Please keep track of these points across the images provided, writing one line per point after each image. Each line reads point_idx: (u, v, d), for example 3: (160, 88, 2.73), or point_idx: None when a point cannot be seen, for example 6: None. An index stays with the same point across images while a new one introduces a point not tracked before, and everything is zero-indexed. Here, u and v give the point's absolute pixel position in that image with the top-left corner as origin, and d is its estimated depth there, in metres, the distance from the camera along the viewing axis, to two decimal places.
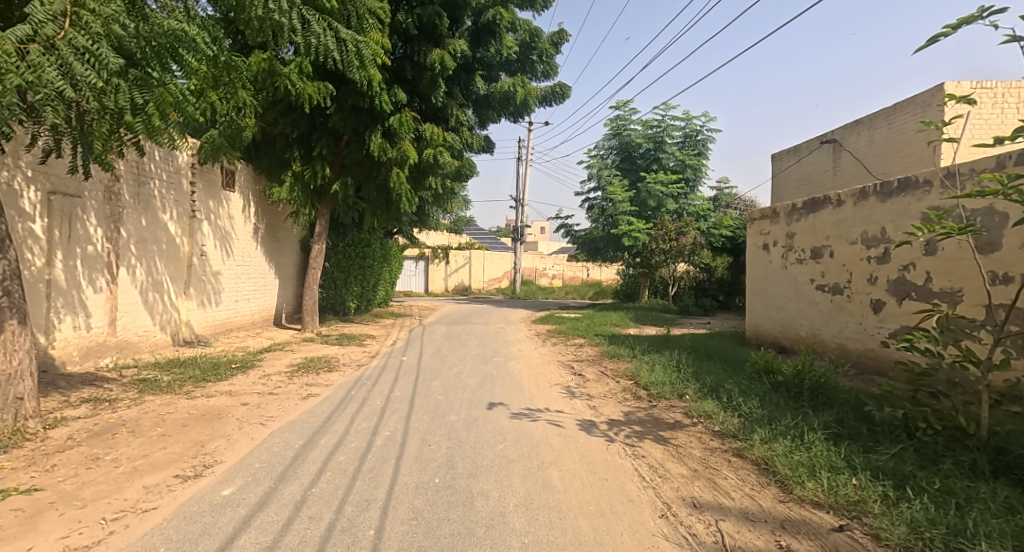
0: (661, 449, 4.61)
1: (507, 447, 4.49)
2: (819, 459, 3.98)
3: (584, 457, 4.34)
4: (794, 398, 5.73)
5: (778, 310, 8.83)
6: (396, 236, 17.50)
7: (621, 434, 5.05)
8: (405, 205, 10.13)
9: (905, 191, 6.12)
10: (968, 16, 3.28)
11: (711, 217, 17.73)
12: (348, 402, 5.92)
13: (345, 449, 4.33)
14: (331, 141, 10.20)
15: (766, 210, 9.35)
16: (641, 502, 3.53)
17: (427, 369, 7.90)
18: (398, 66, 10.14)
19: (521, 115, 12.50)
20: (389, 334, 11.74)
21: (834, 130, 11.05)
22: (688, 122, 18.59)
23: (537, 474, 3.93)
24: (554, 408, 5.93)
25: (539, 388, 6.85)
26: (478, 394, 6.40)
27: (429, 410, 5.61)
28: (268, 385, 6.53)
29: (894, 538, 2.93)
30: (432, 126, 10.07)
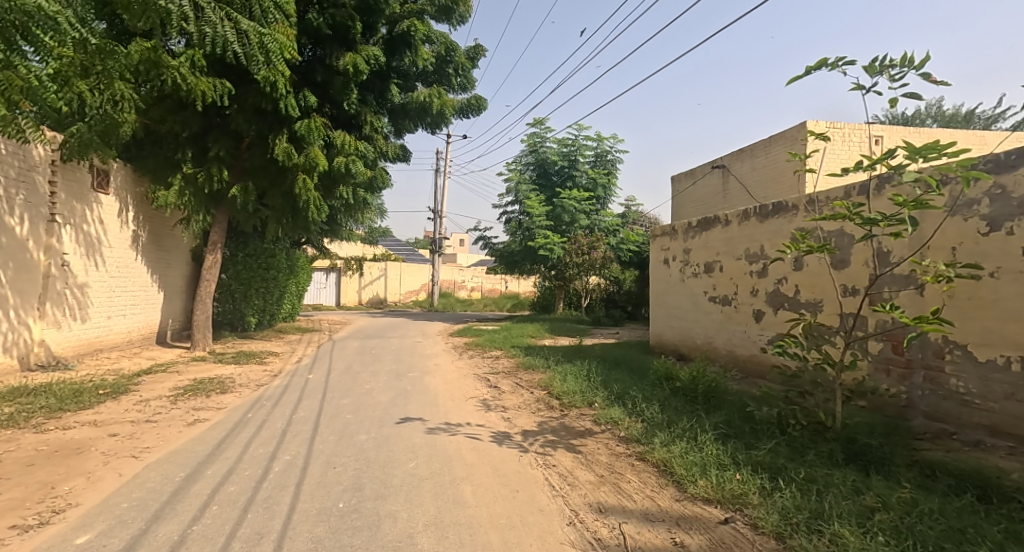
0: (571, 457, 4.84)
1: (419, 465, 4.50)
2: (709, 458, 4.37)
3: (496, 470, 4.45)
4: (690, 401, 6.22)
5: (678, 320, 9.49)
6: (303, 247, 16.84)
7: (533, 444, 5.23)
8: (312, 215, 9.70)
9: (778, 213, 6.89)
10: (827, 61, 3.94)
11: (620, 232, 18.64)
12: (242, 426, 5.63)
13: (235, 479, 4.13)
14: (230, 143, 9.72)
15: (666, 227, 10.06)
16: (551, 511, 3.69)
17: (336, 387, 7.68)
18: (308, 69, 9.93)
19: (438, 126, 12.53)
20: (295, 351, 11.25)
21: (723, 156, 12.12)
22: (600, 143, 19.50)
23: (450, 491, 3.98)
24: (468, 422, 5.99)
25: (455, 402, 6.90)
26: (390, 411, 6.35)
27: (336, 430, 5.49)
28: (145, 412, 6.06)
29: (769, 526, 3.26)
30: (343, 133, 9.80)
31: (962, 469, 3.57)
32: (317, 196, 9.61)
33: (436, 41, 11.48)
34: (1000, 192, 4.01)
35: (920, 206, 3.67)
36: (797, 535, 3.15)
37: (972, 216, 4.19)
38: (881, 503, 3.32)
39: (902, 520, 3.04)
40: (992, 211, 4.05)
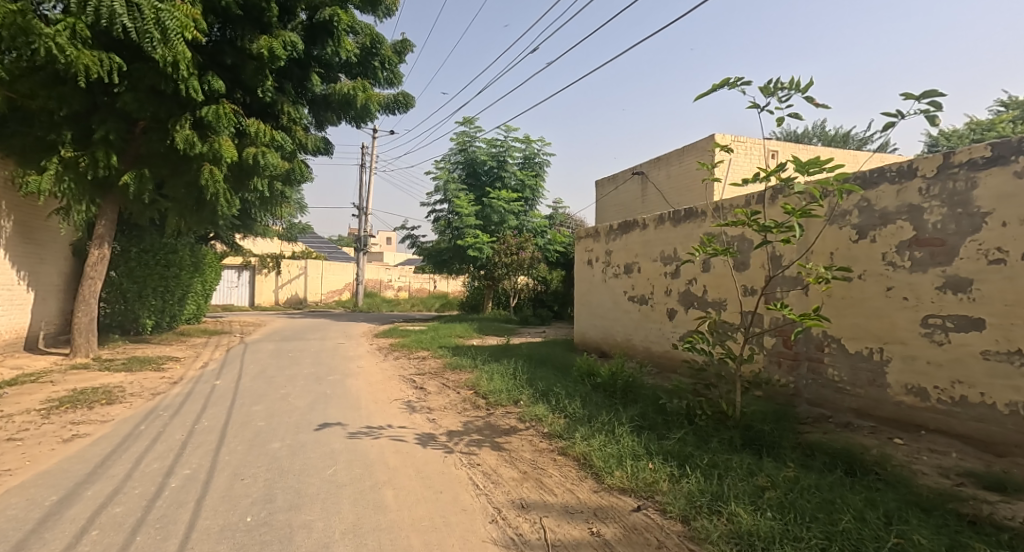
0: (495, 456, 4.94)
1: (337, 472, 4.44)
2: (625, 450, 4.62)
3: (419, 472, 4.48)
4: (609, 396, 6.54)
5: (600, 319, 9.88)
6: (204, 239, 15.96)
7: (458, 444, 5.30)
8: (221, 208, 9.19)
9: (690, 218, 7.38)
10: (728, 80, 4.30)
11: (547, 234, 19.06)
12: (133, 440, 5.26)
13: (123, 498, 3.86)
14: (120, 124, 8.91)
15: (589, 229, 10.44)
16: (474, 510, 3.76)
17: (248, 393, 7.35)
18: (216, 50, 9.34)
19: (362, 121, 12.26)
20: (199, 356, 10.57)
21: (642, 163, 12.75)
22: (529, 145, 19.82)
23: (370, 496, 3.96)
24: (391, 424, 5.96)
25: (378, 404, 6.83)
26: (307, 417, 6.19)
27: (245, 439, 5.28)
28: (10, 430, 5.51)
29: (676, 510, 3.46)
30: (256, 122, 9.27)
31: (836, 448, 4.03)
32: (225, 189, 9.09)
33: (360, 31, 11.19)
34: (866, 205, 4.59)
35: (805, 213, 4.10)
36: (699, 516, 3.37)
37: (845, 225, 4.76)
38: (771, 482, 3.63)
39: (787, 496, 3.35)
40: (860, 221, 4.63)
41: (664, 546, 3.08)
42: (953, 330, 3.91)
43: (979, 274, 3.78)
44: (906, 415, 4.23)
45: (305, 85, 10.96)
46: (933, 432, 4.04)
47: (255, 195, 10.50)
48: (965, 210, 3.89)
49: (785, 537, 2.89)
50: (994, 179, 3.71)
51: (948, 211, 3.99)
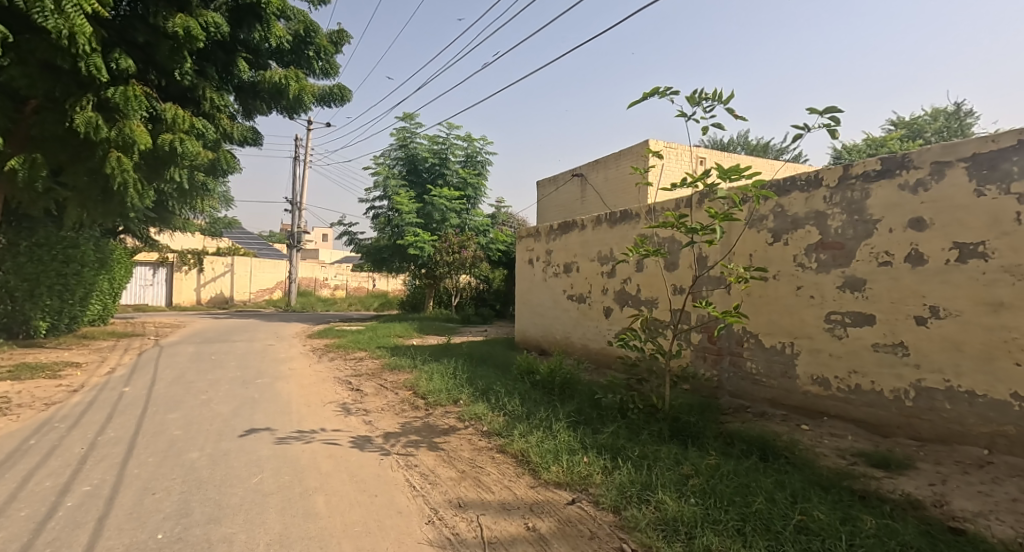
0: (433, 456, 4.90)
1: (263, 480, 4.27)
2: (561, 445, 4.71)
3: (353, 476, 4.38)
4: (547, 393, 6.68)
5: (540, 318, 10.04)
6: (111, 234, 14.86)
7: (396, 446, 5.24)
8: (131, 202, 8.06)
9: (625, 220, 7.67)
10: (659, 90, 4.51)
11: (489, 232, 19.11)
12: (23, 457, 4.82)
13: (9, 522, 3.52)
14: (6, 103, 7.59)
15: (530, 229, 10.57)
16: (410, 512, 3.71)
17: (162, 400, 6.93)
18: (125, 25, 8.27)
19: (295, 111, 11.83)
20: (105, 361, 9.81)
21: (581, 165, 13.06)
22: (470, 143, 19.81)
23: (299, 504, 3.84)
24: (324, 428, 5.82)
25: (310, 408, 6.64)
26: (230, 424, 5.92)
27: (159, 451, 4.98)
28: None
29: (607, 502, 3.56)
30: (175, 107, 8.46)
31: (752, 436, 4.33)
32: (136, 181, 7.90)
33: (292, 17, 10.83)
34: (780, 210, 4.96)
35: (727, 218, 4.37)
36: (629, 507, 3.49)
37: (762, 229, 5.11)
38: (694, 470, 3.84)
39: (708, 483, 3.57)
40: (775, 225, 4.99)
41: (595, 536, 3.18)
42: (851, 325, 4.34)
43: (872, 274, 4.21)
44: (811, 403, 4.64)
45: (230, 71, 10.41)
46: (834, 417, 4.46)
47: (172, 186, 9.72)
48: (861, 217, 4.30)
49: (706, 522, 3.09)
50: (885, 190, 4.14)
51: (847, 218, 4.40)
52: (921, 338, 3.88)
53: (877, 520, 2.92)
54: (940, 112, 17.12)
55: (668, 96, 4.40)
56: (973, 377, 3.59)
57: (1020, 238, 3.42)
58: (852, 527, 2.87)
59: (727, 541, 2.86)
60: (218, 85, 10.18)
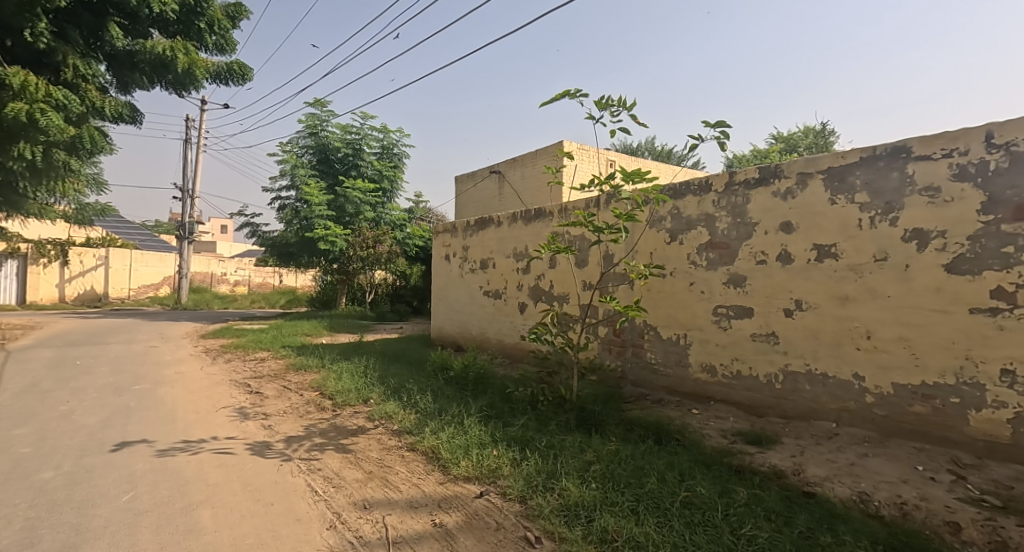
0: (339, 458, 4.74)
1: (136, 497, 3.90)
2: (472, 439, 4.73)
3: (247, 486, 4.12)
4: (461, 389, 6.73)
5: (456, 314, 10.08)
6: None
7: (298, 450, 4.99)
8: None
9: (539, 218, 7.91)
10: (569, 92, 4.64)
11: (406, 227, 18.84)
12: None
13: None
14: None
15: (446, 225, 10.55)
16: (310, 519, 3.59)
17: (10, 415, 6.14)
18: None
19: (183, 86, 11.09)
20: None
21: (499, 163, 13.23)
22: (386, 135, 19.34)
23: (180, 520, 3.57)
24: (216, 436, 5.45)
25: (199, 415, 6.22)
26: (99, 437, 5.38)
27: (4, 472, 4.42)
28: None
29: (514, 491, 3.68)
30: (24, 73, 7.69)
31: (649, 422, 4.68)
32: None
33: None
34: (676, 212, 5.36)
35: (630, 219, 4.67)
36: (534, 495, 3.63)
37: (661, 229, 5.50)
38: (597, 456, 4.08)
39: (608, 468, 3.82)
40: (672, 226, 5.39)
41: (501, 527, 3.29)
42: (734, 318, 4.81)
43: (750, 272, 4.69)
44: (701, 389, 5.08)
45: (98, 36, 9.61)
46: (719, 401, 4.92)
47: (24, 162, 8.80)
48: (743, 220, 4.77)
49: (604, 504, 3.32)
50: (761, 197, 4.63)
51: (732, 220, 4.85)
52: (789, 328, 4.41)
53: (747, 491, 3.30)
54: (811, 128, 19.06)
55: (578, 98, 4.53)
56: (827, 360, 4.16)
57: (862, 240, 3.99)
58: (727, 499, 3.23)
59: (622, 520, 3.10)
60: (86, 52, 9.33)
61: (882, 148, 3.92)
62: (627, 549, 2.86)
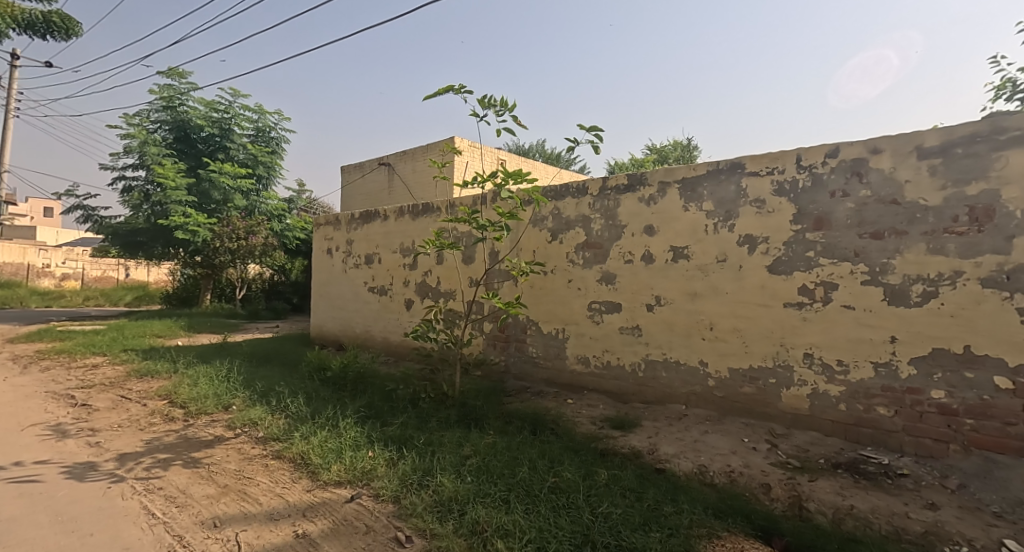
0: (187, 473, 4.29)
1: None
2: (346, 441, 4.56)
3: (57, 516, 3.55)
4: (339, 390, 6.47)
5: (339, 311, 9.70)
6: None
7: (134, 469, 4.40)
8: None
9: (427, 213, 7.89)
10: (452, 87, 4.60)
11: (284, 218, 17.77)
12: None
13: None
14: None
15: (328, 216, 10.06)
16: (142, 546, 3.22)
17: None
18: None
19: None
20: None
21: (388, 155, 12.92)
22: (260, 117, 17.84)
23: None
24: (28, 459, 4.63)
25: (3, 435, 5.28)
26: None
27: None
28: None
29: (387, 492, 3.65)
30: None
31: (526, 414, 4.89)
32: None
33: None
34: (557, 213, 5.63)
35: (512, 216, 4.80)
36: (407, 495, 3.63)
37: (543, 228, 5.74)
38: (474, 450, 4.19)
39: (483, 461, 3.95)
40: (553, 225, 5.66)
41: (370, 530, 3.26)
42: (605, 312, 5.17)
43: (620, 270, 5.08)
44: (576, 380, 5.41)
45: None
46: (591, 390, 5.28)
47: None
48: (614, 222, 5.14)
49: (477, 497, 3.43)
50: (629, 201, 5.03)
51: (605, 222, 5.21)
52: (651, 321, 4.84)
53: (607, 472, 3.61)
54: (679, 143, 20.87)
55: (462, 95, 4.52)
56: (679, 350, 4.65)
57: (708, 244, 4.51)
58: (590, 481, 3.50)
59: (493, 511, 3.22)
60: None
61: (723, 163, 4.44)
62: (496, 537, 2.98)
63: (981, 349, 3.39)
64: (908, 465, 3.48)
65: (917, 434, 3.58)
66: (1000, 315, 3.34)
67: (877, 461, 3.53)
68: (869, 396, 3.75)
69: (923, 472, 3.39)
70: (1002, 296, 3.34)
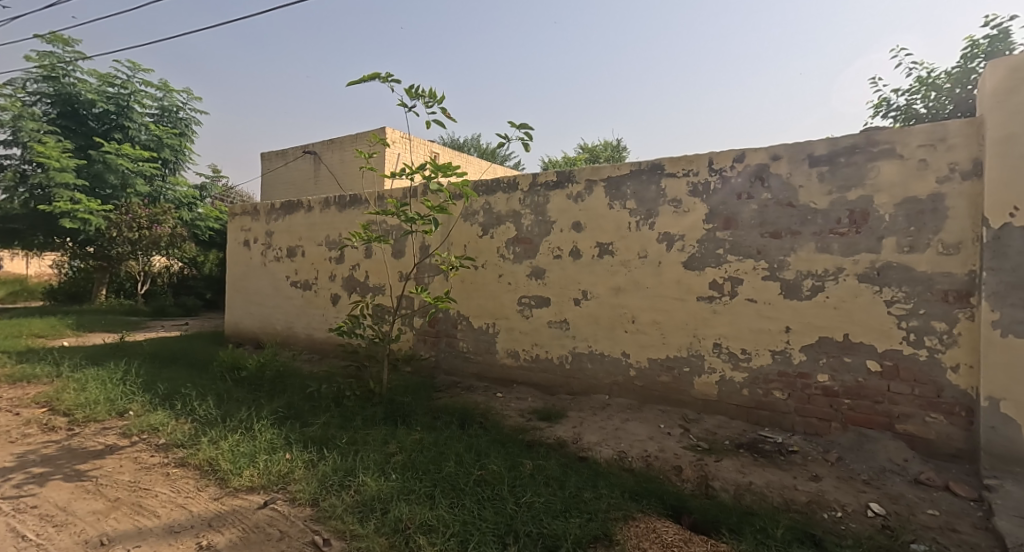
0: (71, 487, 3.93)
1: None
2: (261, 444, 4.37)
3: None
4: (255, 390, 6.16)
5: (257, 307, 9.28)
6: None
7: (4, 486, 3.96)
8: None
9: (354, 205, 7.71)
10: (379, 74, 4.47)
11: (194, 206, 15.85)
12: None
13: None
14: None
15: (246, 206, 9.55)
16: None
17: None
18: None
19: None
20: None
21: (314, 143, 12.44)
22: (165, 93, 15.46)
23: None
24: None
25: None
26: None
27: None
28: None
29: (304, 496, 3.56)
30: None
31: (455, 409, 4.93)
32: None
33: None
34: (488, 208, 5.67)
35: (442, 211, 4.78)
36: (326, 497, 3.57)
37: (474, 223, 5.77)
38: (399, 447, 4.19)
39: (409, 457, 3.96)
40: (484, 220, 5.70)
41: (284, 536, 3.17)
42: (535, 307, 5.29)
43: (549, 265, 5.20)
44: (505, 373, 5.50)
45: None
46: (520, 383, 5.40)
47: None
48: (543, 218, 5.26)
49: (401, 494, 3.44)
50: (558, 198, 5.15)
51: (535, 218, 5.32)
52: (578, 315, 5.01)
53: (532, 462, 3.72)
54: (608, 144, 21.48)
55: (389, 83, 4.41)
56: (603, 343, 4.85)
57: (631, 241, 4.72)
58: (516, 472, 3.59)
59: (416, 508, 3.24)
60: None
61: (645, 164, 4.65)
62: (419, 533, 3.01)
63: (858, 337, 3.79)
64: (797, 442, 3.83)
65: (804, 414, 3.95)
66: (872, 307, 3.74)
67: (772, 440, 3.86)
68: (766, 382, 4.09)
69: (809, 448, 3.75)
70: (873, 290, 3.73)
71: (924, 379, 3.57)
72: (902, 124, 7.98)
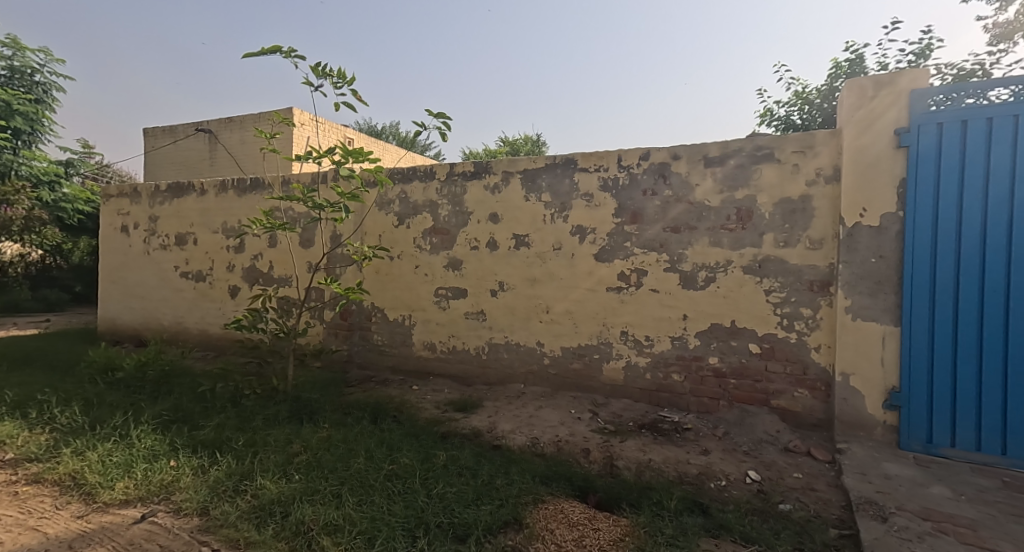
0: None
1: None
2: (139, 452, 4.00)
3: None
4: (134, 392, 5.59)
5: (139, 300, 8.42)
6: None
7: None
8: None
9: (255, 189, 7.22)
10: (280, 50, 4.20)
11: (57, 187, 13.17)
12: None
13: None
14: None
15: (123, 187, 8.58)
16: None
17: None
18: None
19: None
20: None
21: (208, 120, 11.42)
22: (14, 51, 12.50)
23: None
24: None
25: None
26: None
27: None
28: None
29: (191, 506, 3.33)
30: None
31: (367, 404, 4.83)
32: None
33: None
34: (404, 197, 5.56)
35: (353, 199, 4.58)
36: (217, 505, 3.36)
37: (390, 212, 5.63)
38: (304, 445, 4.04)
39: (314, 456, 3.84)
40: (400, 209, 5.58)
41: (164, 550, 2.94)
42: (451, 298, 5.29)
43: (466, 256, 5.23)
44: (422, 366, 5.47)
45: None
46: (436, 375, 5.39)
47: None
48: (460, 209, 5.25)
49: (304, 495, 3.32)
50: (475, 189, 5.17)
51: (452, 209, 5.30)
52: (494, 306, 5.09)
53: (445, 453, 3.77)
54: (528, 137, 21.65)
55: (292, 60, 4.17)
56: (519, 333, 4.98)
57: (546, 233, 4.86)
58: (428, 464, 3.62)
59: (321, 508, 3.16)
60: None
61: (559, 158, 4.79)
62: (322, 534, 2.94)
63: (742, 323, 4.20)
64: (691, 420, 4.19)
65: (698, 394, 4.32)
66: (754, 296, 4.16)
67: (670, 419, 4.20)
68: (666, 365, 4.43)
69: (701, 425, 4.13)
70: (755, 281, 4.16)
71: (794, 359, 4.05)
72: (781, 133, 8.85)
